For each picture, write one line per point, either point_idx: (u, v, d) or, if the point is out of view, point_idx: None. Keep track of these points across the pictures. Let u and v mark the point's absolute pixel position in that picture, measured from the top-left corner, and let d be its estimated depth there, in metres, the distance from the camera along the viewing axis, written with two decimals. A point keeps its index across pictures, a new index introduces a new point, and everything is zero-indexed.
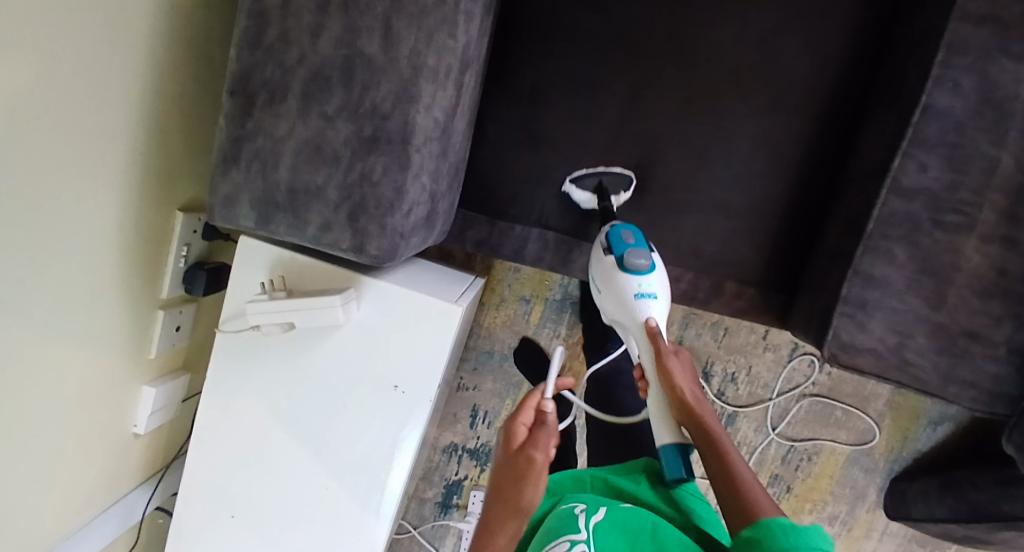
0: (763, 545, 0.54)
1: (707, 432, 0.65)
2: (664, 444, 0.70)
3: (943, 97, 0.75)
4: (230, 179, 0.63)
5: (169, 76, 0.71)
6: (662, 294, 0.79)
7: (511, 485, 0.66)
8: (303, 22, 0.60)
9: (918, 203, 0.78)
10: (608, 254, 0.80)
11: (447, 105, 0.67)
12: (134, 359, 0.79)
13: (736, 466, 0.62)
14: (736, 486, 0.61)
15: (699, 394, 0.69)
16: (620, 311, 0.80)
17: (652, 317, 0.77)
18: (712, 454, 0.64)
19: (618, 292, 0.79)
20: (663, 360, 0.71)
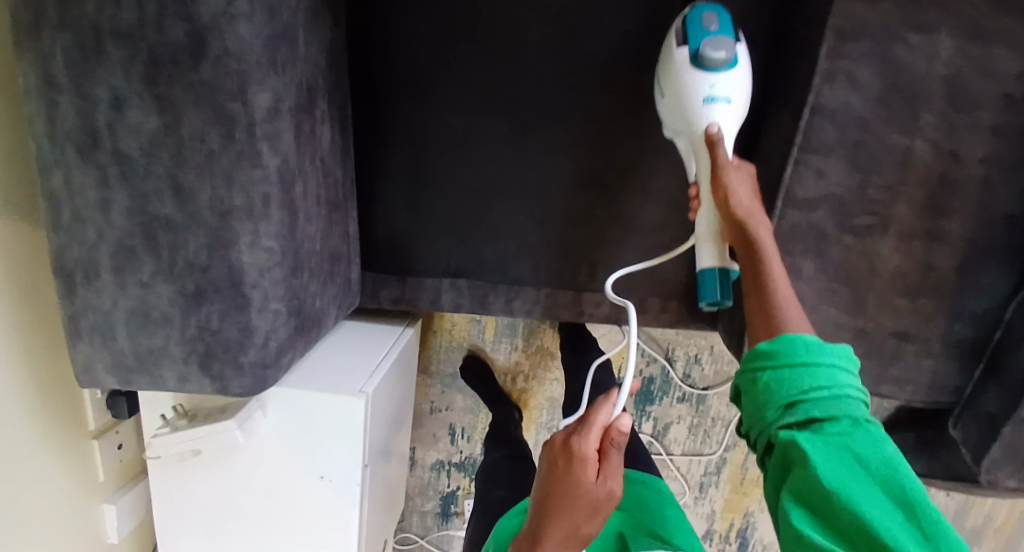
0: (775, 359, 0.51)
1: (752, 243, 0.58)
2: (704, 267, 0.64)
3: (835, 94, 0.66)
4: (81, 350, 0.64)
5: (14, 255, 0.70)
6: (737, 98, 0.66)
7: (585, 507, 0.61)
8: (90, 200, 0.57)
9: (822, 211, 0.71)
10: (681, 46, 0.67)
11: (279, 229, 0.64)
12: (83, 490, 0.83)
13: (737, 200, 0.60)
14: (763, 301, 0.56)
15: (751, 206, 0.61)
16: (682, 119, 0.68)
17: (715, 122, 0.65)
18: (755, 290, 0.57)
19: (681, 97, 0.67)
20: (721, 176, 0.62)
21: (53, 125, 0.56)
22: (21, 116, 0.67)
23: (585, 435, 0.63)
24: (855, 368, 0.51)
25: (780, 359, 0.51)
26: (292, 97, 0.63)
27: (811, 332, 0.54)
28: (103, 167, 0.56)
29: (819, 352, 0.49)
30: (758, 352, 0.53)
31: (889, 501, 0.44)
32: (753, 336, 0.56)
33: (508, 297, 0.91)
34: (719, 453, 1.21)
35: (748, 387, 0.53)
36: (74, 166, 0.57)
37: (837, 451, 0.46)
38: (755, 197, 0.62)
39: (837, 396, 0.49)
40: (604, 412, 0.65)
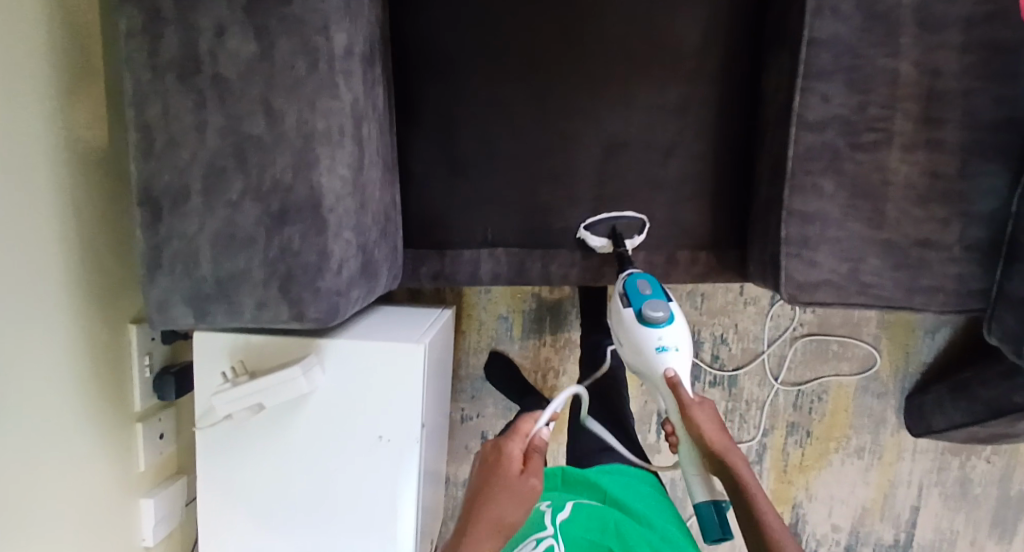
0: None
1: (735, 476, 0.68)
2: (700, 503, 0.70)
3: (826, 26, 0.77)
4: (160, 284, 0.65)
5: (107, 226, 0.76)
6: (683, 344, 0.80)
7: (513, 496, 0.65)
8: (186, 125, 0.63)
9: (831, 132, 0.80)
10: (626, 308, 0.82)
11: (350, 160, 0.70)
12: (124, 477, 0.80)
13: (710, 435, 0.70)
14: (745, 501, 0.67)
15: (722, 439, 0.70)
16: (644, 365, 0.80)
17: (671, 367, 0.78)
18: (750, 519, 0.67)
19: (636, 344, 0.81)
20: (689, 415, 0.72)
21: (155, 57, 0.62)
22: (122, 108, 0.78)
23: (511, 439, 0.70)
24: None
25: None
26: (359, 47, 0.71)
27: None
28: (202, 92, 0.62)
29: None
30: None
31: None
32: None
33: (544, 262, 0.94)
34: (758, 439, 1.19)
35: None
36: (173, 93, 0.62)
37: None
38: (722, 425, 0.72)
39: None
40: (528, 419, 0.71)
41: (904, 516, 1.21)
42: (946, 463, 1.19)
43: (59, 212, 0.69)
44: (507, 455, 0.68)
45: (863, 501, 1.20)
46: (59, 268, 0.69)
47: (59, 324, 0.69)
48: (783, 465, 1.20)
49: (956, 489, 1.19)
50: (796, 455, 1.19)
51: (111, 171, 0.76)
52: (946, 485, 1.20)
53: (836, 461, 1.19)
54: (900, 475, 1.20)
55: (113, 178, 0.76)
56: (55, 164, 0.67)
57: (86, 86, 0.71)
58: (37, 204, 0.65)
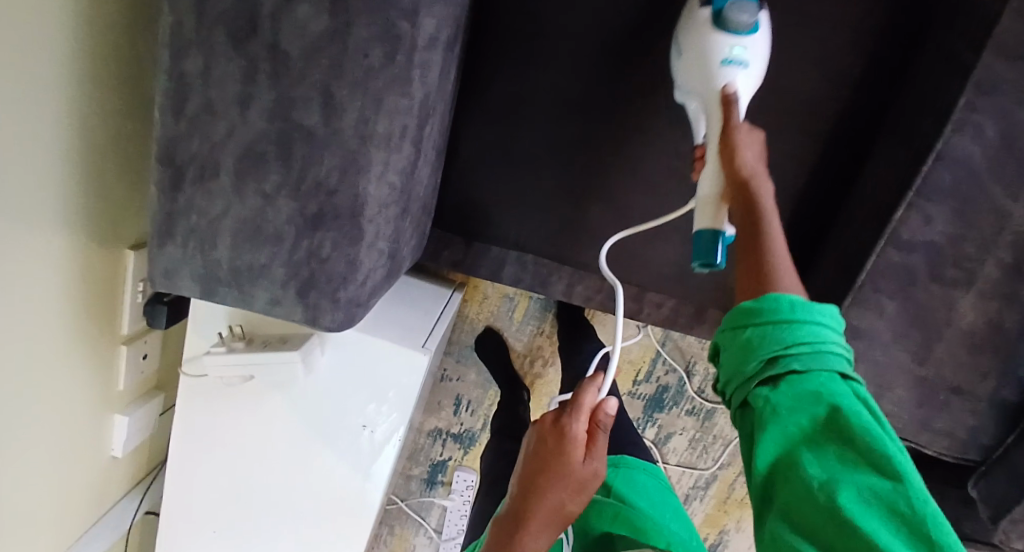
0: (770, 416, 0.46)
1: (756, 207, 0.53)
2: (697, 229, 0.57)
3: (960, 143, 0.68)
4: (168, 253, 0.59)
5: (118, 153, 0.67)
6: (756, 65, 0.62)
7: (572, 487, 0.59)
8: (229, 94, 0.53)
9: (918, 255, 0.73)
10: (703, 5, 0.63)
11: (403, 165, 0.61)
12: (101, 396, 0.78)
13: (747, 161, 0.54)
14: (756, 261, 0.52)
15: (762, 167, 0.55)
16: (698, 80, 0.63)
17: (733, 83, 0.61)
18: (752, 253, 0.53)
19: (699, 57, 0.62)
20: (732, 140, 0.56)
21: (204, 2, 0.51)
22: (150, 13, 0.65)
23: (574, 417, 0.62)
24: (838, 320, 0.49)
25: (773, 317, 0.47)
26: (445, 31, 0.59)
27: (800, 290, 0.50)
28: (254, 61, 0.52)
29: (804, 308, 0.47)
30: (743, 308, 0.50)
31: (862, 475, 0.43)
32: (743, 290, 0.53)
33: (570, 281, 0.90)
34: (712, 469, 1.23)
35: (729, 342, 0.50)
36: (219, 52, 0.52)
37: (815, 403, 0.45)
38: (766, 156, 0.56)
39: (818, 352, 0.46)
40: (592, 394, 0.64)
41: None
42: None
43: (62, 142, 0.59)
44: (569, 437, 0.61)
45: None
46: (55, 199, 0.61)
47: (47, 255, 0.63)
48: (725, 495, 1.26)
49: None
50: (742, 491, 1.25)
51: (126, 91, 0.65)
52: None
53: None
54: None
55: (127, 99, 0.66)
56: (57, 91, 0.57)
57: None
58: (41, 129, 0.57)
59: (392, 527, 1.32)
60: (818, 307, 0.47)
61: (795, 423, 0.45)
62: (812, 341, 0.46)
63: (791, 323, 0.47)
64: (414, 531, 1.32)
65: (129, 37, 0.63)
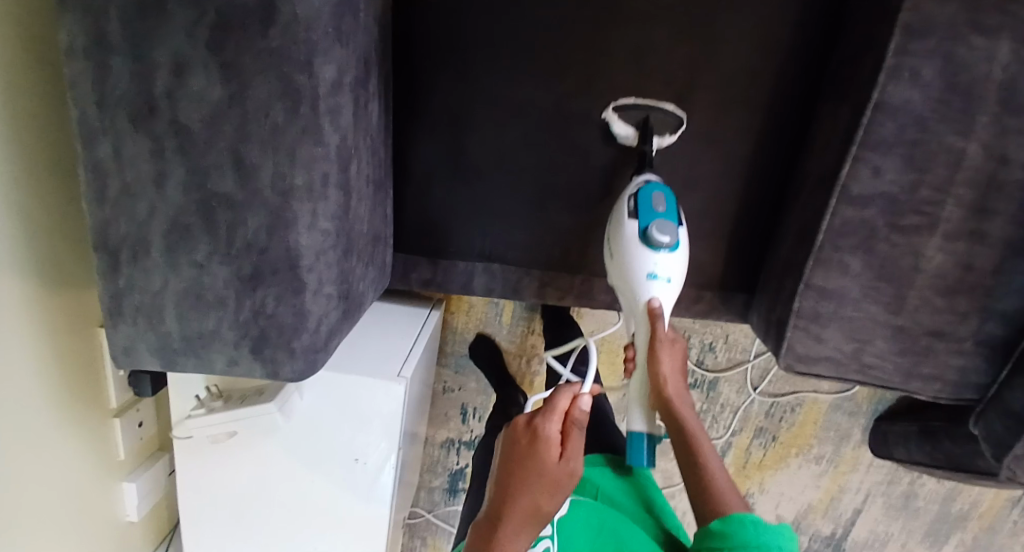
0: (728, 542, 0.58)
1: (685, 431, 0.68)
2: (635, 431, 0.73)
3: (899, 91, 0.66)
4: (122, 332, 0.61)
5: (65, 239, 0.69)
6: (676, 277, 0.73)
7: (548, 484, 0.63)
8: (143, 174, 0.54)
9: (874, 209, 0.71)
10: (631, 220, 0.73)
11: (334, 210, 0.62)
12: (104, 468, 0.81)
13: (670, 386, 0.69)
14: (697, 467, 0.66)
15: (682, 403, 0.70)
16: (628, 290, 0.74)
17: (655, 297, 0.72)
18: (693, 468, 0.67)
19: (625, 271, 0.73)
20: (655, 354, 0.70)
21: (102, 91, 0.52)
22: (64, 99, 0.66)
23: (548, 418, 0.67)
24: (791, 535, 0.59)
25: (737, 540, 0.57)
26: (350, 72, 0.60)
27: (748, 512, 0.63)
28: (160, 139, 0.53)
29: (763, 530, 0.57)
30: (712, 530, 0.60)
31: None
32: (695, 508, 0.65)
33: (540, 282, 0.90)
34: (725, 439, 1.22)
35: (705, 544, 0.60)
36: (125, 136, 0.53)
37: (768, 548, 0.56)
38: (681, 363, 0.71)
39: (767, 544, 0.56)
40: (564, 396, 0.68)
41: (845, 516, 1.28)
42: (898, 478, 1.24)
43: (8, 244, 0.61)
44: (544, 438, 0.65)
45: (809, 500, 1.27)
46: (16, 298, 0.64)
47: (21, 351, 0.65)
48: (742, 463, 1.24)
49: (901, 500, 1.26)
50: (759, 455, 1.23)
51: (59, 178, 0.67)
52: (892, 496, 1.26)
53: (793, 464, 1.24)
54: (850, 484, 1.25)
55: (65, 187, 0.68)
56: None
57: (31, 90, 0.61)
58: None
59: (422, 541, 1.33)
60: (773, 529, 0.58)
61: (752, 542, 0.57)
62: (767, 542, 0.57)
63: (754, 543, 0.57)
64: (447, 539, 1.33)
65: (55, 128, 0.65)
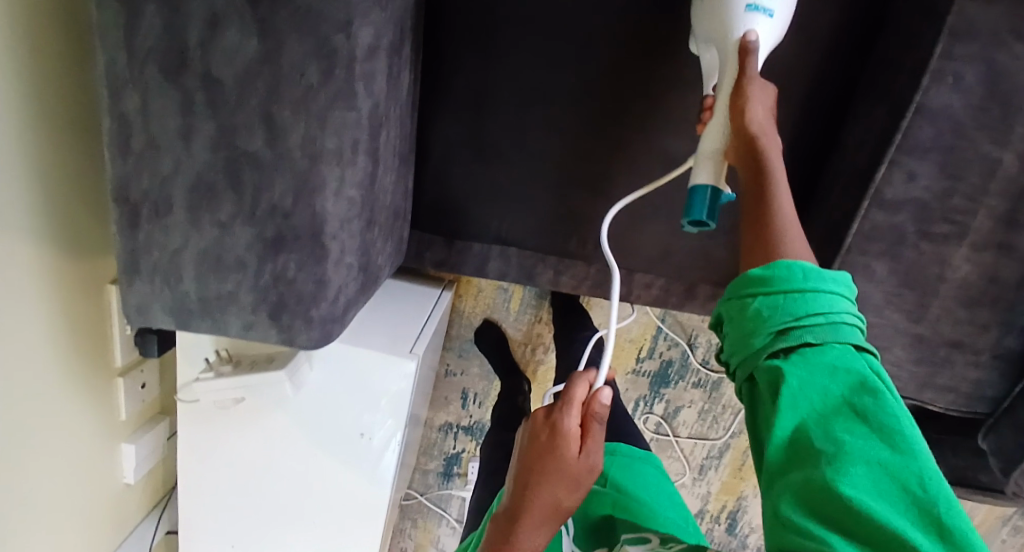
0: (771, 291, 0.44)
1: (762, 164, 0.54)
2: (697, 184, 0.58)
3: (940, 94, 0.65)
4: (137, 291, 0.59)
5: (81, 191, 0.67)
6: (781, 13, 0.58)
7: (568, 484, 0.56)
8: (170, 128, 0.53)
9: (904, 215, 0.70)
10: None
11: (361, 178, 0.60)
12: (104, 427, 0.80)
13: (756, 120, 0.55)
14: (753, 217, 0.52)
15: (770, 123, 0.55)
16: (718, 28, 0.59)
17: (754, 30, 0.57)
18: (759, 204, 0.53)
19: (717, 6, 0.59)
20: (745, 90, 0.55)
21: (132, 39, 0.50)
22: (88, 46, 0.64)
23: (566, 411, 0.58)
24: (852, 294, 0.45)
25: (780, 287, 0.44)
26: (386, 37, 0.58)
27: (809, 259, 0.48)
28: (190, 93, 0.52)
29: (814, 276, 0.44)
30: (751, 278, 0.46)
31: (880, 444, 0.39)
32: (749, 246, 0.51)
33: (556, 270, 0.89)
34: (724, 440, 1.22)
35: (735, 317, 0.46)
36: (154, 87, 0.52)
37: (832, 392, 0.41)
38: (772, 114, 0.57)
39: (832, 325, 0.42)
40: (581, 387, 0.60)
41: None
42: None
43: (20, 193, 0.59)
44: (561, 433, 0.57)
45: None
46: (25, 250, 0.62)
47: (27, 306, 0.64)
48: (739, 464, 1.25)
49: None
50: None
51: (78, 129, 0.65)
52: None
53: None
54: None
55: (86, 138, 0.66)
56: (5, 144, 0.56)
57: (55, 34, 0.59)
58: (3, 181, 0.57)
59: (414, 521, 1.34)
60: (827, 278, 0.44)
61: (819, 382, 0.41)
62: (828, 325, 0.42)
63: (798, 296, 0.43)
64: (437, 522, 1.34)
65: (77, 76, 0.63)
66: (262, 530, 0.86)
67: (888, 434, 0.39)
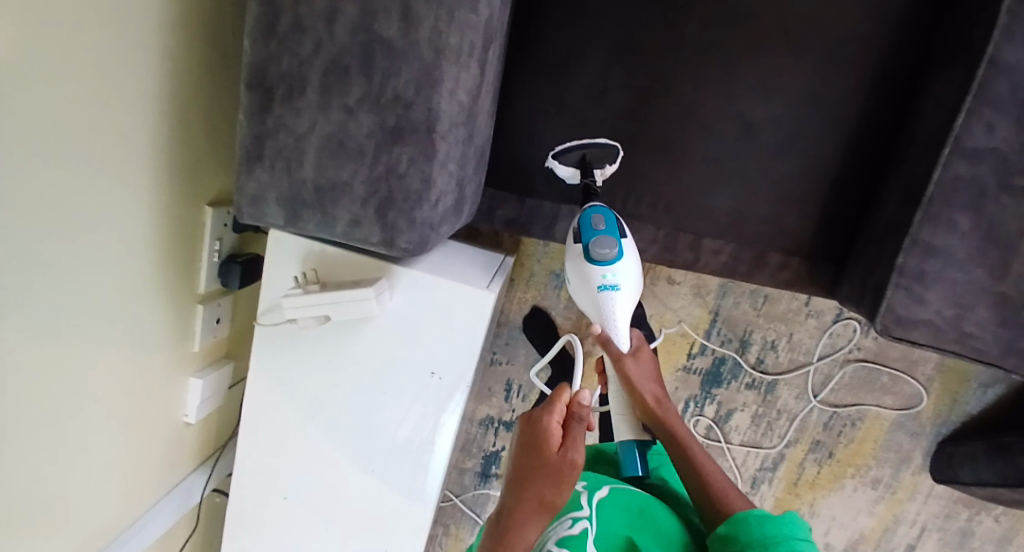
0: (742, 539, 0.61)
1: (668, 429, 0.82)
2: (625, 440, 0.86)
3: (1012, 49, 0.68)
4: (256, 177, 0.62)
5: (200, 104, 0.72)
6: (630, 283, 0.80)
7: (551, 475, 0.65)
8: (315, 11, 0.57)
9: (985, 167, 0.73)
10: (575, 242, 0.80)
11: (471, 85, 0.64)
12: (177, 353, 0.80)
13: (642, 387, 0.85)
14: (696, 470, 0.77)
15: (660, 396, 0.86)
16: (593, 305, 0.82)
17: (613, 307, 0.81)
18: (684, 458, 0.79)
19: (584, 280, 0.80)
20: (620, 363, 0.84)
21: None
22: None
23: (550, 411, 0.69)
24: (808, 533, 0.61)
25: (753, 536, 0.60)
26: None
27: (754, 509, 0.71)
28: None
29: (781, 521, 0.61)
30: (740, 520, 0.63)
31: None
32: (694, 486, 0.76)
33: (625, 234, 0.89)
34: (779, 449, 1.18)
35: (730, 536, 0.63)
36: None
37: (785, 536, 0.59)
38: (653, 374, 0.87)
39: None
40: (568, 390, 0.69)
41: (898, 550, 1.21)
42: (955, 512, 1.19)
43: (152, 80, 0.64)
44: (543, 432, 0.67)
45: (861, 528, 1.21)
46: (142, 141, 0.65)
47: (131, 196, 0.66)
48: (794, 478, 1.20)
49: (957, 538, 1.20)
50: (811, 471, 1.19)
51: (213, 42, 0.70)
52: (948, 531, 1.20)
53: (848, 487, 1.19)
54: (905, 514, 1.19)
55: (215, 55, 0.71)
56: (148, 26, 0.61)
57: None
58: (137, 64, 0.62)
59: (445, 527, 1.28)
60: (787, 520, 0.61)
61: None
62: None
63: (784, 539, 0.59)
64: (470, 530, 1.27)
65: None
66: (315, 482, 0.83)
67: None
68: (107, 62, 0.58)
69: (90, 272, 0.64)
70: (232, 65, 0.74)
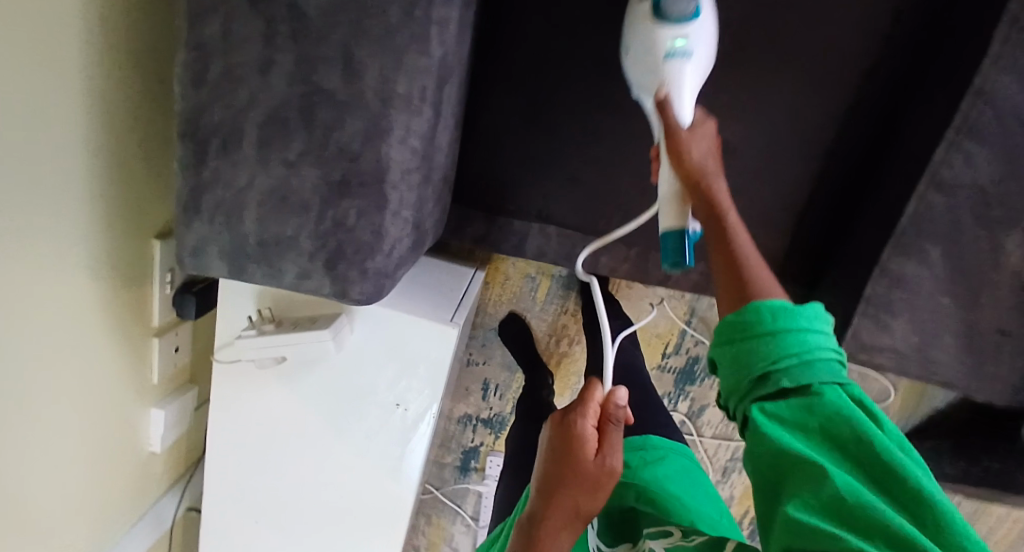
0: (749, 321, 0.48)
1: (727, 238, 0.54)
2: (664, 231, 0.58)
3: (1001, 81, 0.63)
4: (196, 231, 0.59)
5: (138, 136, 0.67)
6: (703, 52, 0.61)
7: (584, 486, 0.54)
8: (249, 60, 0.53)
9: (963, 198, 0.69)
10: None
11: (424, 128, 0.60)
12: (135, 388, 0.78)
13: (699, 157, 0.56)
14: (738, 278, 0.52)
15: (713, 170, 0.56)
16: (644, 68, 0.61)
17: (664, 81, 0.60)
18: (721, 254, 0.54)
19: (648, 39, 0.60)
20: (681, 145, 0.56)
21: None
22: None
23: (583, 413, 0.57)
24: (827, 323, 0.48)
25: (764, 328, 0.47)
26: None
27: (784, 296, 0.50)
28: (273, 24, 0.52)
29: (786, 319, 0.47)
30: (748, 314, 0.49)
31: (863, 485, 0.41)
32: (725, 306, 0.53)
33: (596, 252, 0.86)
34: None
35: (736, 386, 0.49)
36: (238, 15, 0.52)
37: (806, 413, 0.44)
38: (715, 152, 0.58)
39: (808, 361, 0.45)
40: (600, 390, 0.58)
41: None
42: None
43: (84, 128, 0.59)
44: (576, 437, 0.55)
45: None
46: (81, 190, 0.61)
47: (72, 247, 0.63)
48: None
49: None
50: None
51: (148, 74, 0.66)
52: None
53: None
54: None
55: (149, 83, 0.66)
56: (71, 73, 0.56)
57: None
58: (69, 114, 0.57)
59: (427, 517, 1.31)
60: (805, 311, 0.47)
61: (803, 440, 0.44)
62: (803, 356, 0.46)
63: (794, 328, 0.46)
64: (452, 519, 1.31)
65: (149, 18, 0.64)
66: (285, 505, 0.83)
67: (873, 481, 0.41)
68: (27, 121, 0.53)
69: (32, 330, 0.62)
70: (169, 93, 0.70)
